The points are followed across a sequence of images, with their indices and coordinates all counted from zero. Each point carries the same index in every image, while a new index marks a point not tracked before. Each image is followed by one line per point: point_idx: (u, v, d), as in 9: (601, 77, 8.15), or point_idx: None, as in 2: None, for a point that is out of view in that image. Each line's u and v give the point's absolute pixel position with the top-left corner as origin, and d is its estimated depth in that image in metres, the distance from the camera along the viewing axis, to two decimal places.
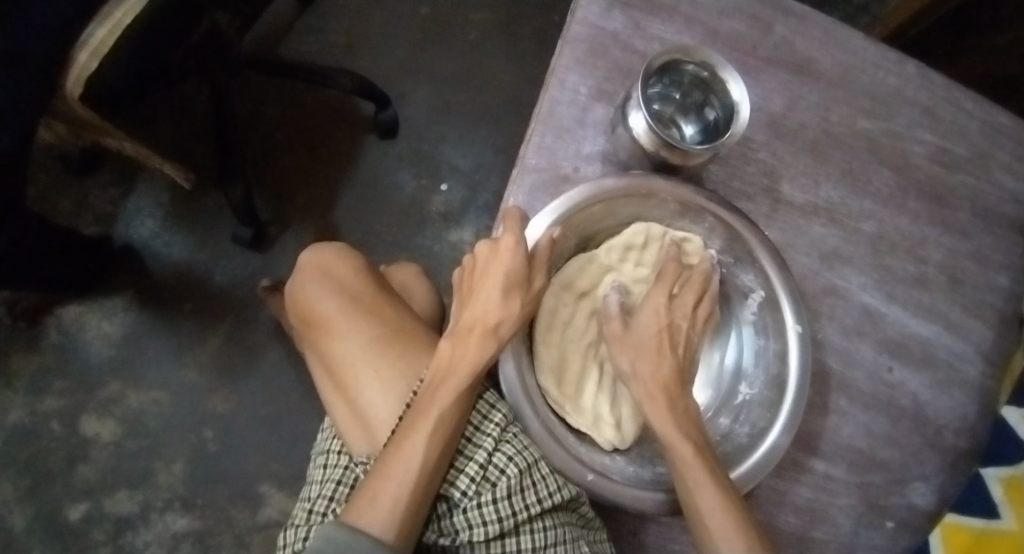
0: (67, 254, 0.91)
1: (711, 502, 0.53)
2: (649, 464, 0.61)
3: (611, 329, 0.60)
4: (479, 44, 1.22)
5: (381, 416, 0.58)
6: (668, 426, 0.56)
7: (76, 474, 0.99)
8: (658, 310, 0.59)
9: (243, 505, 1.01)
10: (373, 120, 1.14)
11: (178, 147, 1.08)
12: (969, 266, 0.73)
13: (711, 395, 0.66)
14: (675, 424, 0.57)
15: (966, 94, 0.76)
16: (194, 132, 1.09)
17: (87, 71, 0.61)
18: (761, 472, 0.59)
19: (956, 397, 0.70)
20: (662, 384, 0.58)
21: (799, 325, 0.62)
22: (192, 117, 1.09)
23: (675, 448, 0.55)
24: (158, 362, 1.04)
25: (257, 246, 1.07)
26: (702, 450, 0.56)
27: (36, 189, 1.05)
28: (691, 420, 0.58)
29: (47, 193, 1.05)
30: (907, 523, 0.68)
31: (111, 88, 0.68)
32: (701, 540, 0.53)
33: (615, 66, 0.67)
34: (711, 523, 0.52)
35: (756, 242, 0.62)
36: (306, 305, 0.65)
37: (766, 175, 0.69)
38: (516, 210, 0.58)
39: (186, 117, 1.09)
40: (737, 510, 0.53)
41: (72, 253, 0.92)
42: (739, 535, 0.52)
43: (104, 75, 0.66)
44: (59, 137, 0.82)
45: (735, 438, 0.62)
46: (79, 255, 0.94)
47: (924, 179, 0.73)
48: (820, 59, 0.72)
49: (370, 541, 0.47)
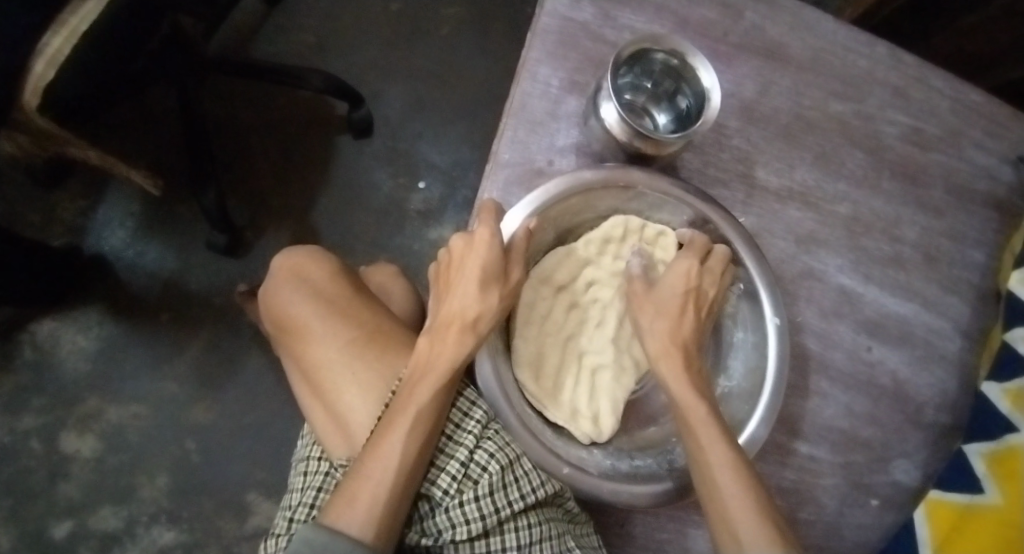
0: (36, 267, 0.89)
1: (721, 458, 0.53)
2: (626, 458, 0.60)
3: (634, 287, 0.61)
4: (452, 39, 1.21)
5: (360, 419, 0.57)
6: (682, 384, 0.57)
7: (58, 492, 0.98)
8: (687, 273, 0.60)
9: (230, 515, 1.00)
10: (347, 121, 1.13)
11: (148, 154, 1.07)
12: (944, 243, 0.74)
13: None
14: (690, 383, 0.58)
15: (936, 74, 0.76)
16: (164, 139, 1.07)
17: (44, 82, 0.59)
18: None
19: (936, 373, 0.71)
20: (681, 343, 0.59)
21: (778, 317, 0.61)
22: (162, 123, 1.08)
23: (688, 404, 0.56)
24: (137, 375, 1.02)
25: (233, 252, 1.05)
26: (716, 411, 0.57)
27: (3, 203, 1.03)
28: (705, 384, 0.59)
29: (14, 206, 1.03)
30: (892, 500, 0.68)
31: (69, 96, 0.66)
32: (709, 499, 0.53)
33: (586, 56, 0.67)
34: (719, 478, 0.53)
35: (733, 233, 0.62)
36: (280, 310, 0.64)
37: (741, 161, 0.69)
38: (491, 203, 0.57)
39: (155, 124, 1.07)
40: (747, 470, 0.54)
41: (42, 265, 0.90)
42: (748, 494, 0.52)
43: (61, 83, 0.64)
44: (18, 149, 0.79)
45: None
46: (49, 268, 0.92)
47: (896, 159, 0.74)
48: (790, 43, 0.72)
49: (347, 543, 0.46)
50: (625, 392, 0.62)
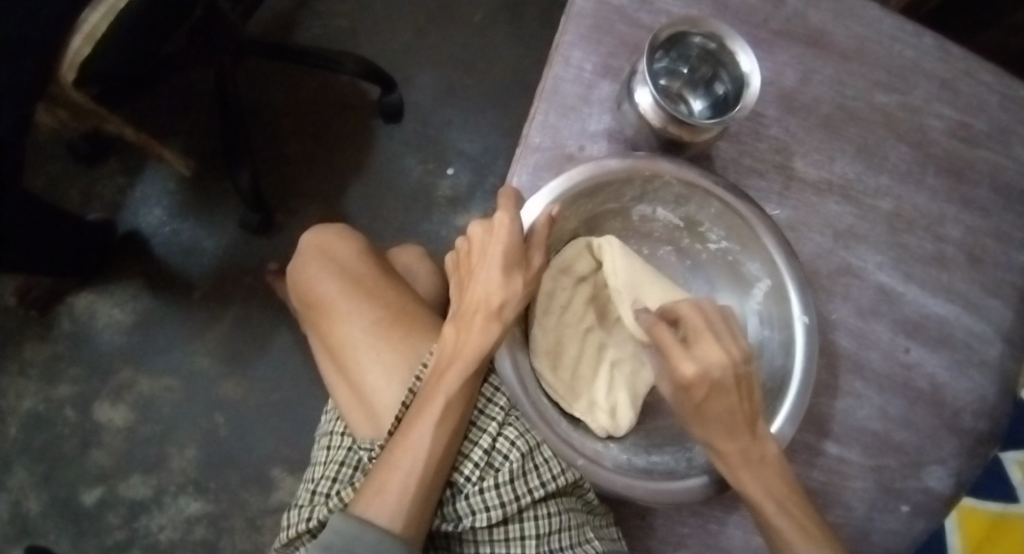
0: (76, 243, 0.91)
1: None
2: (644, 453, 0.59)
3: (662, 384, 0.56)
4: (486, 25, 1.20)
5: (384, 400, 0.57)
6: (745, 483, 0.54)
7: (90, 459, 1.00)
8: (694, 379, 0.52)
9: (255, 489, 1.02)
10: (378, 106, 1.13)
11: (184, 134, 1.08)
12: (989, 244, 0.71)
13: None
14: (756, 481, 0.54)
15: (986, 67, 0.73)
16: (200, 119, 1.09)
17: (79, 57, 0.62)
18: None
19: (974, 378, 0.68)
20: (733, 441, 0.54)
21: (807, 316, 0.59)
22: (198, 102, 1.09)
23: (760, 504, 0.54)
24: (168, 348, 1.04)
25: (263, 233, 1.07)
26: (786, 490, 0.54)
27: (46, 177, 1.05)
28: (773, 464, 0.55)
29: (57, 181, 1.06)
30: (924, 507, 0.66)
31: (100, 75, 0.69)
32: None
33: (621, 41, 0.65)
34: None
35: (764, 230, 0.59)
36: (307, 287, 0.65)
37: (779, 151, 0.67)
38: (511, 190, 0.56)
39: (191, 103, 1.09)
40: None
41: (83, 237, 0.93)
42: None
43: (98, 63, 0.67)
44: (56, 122, 0.82)
45: None
46: (89, 243, 0.95)
47: (942, 154, 0.71)
48: (834, 31, 0.70)
49: (377, 532, 0.47)
50: (643, 387, 0.62)
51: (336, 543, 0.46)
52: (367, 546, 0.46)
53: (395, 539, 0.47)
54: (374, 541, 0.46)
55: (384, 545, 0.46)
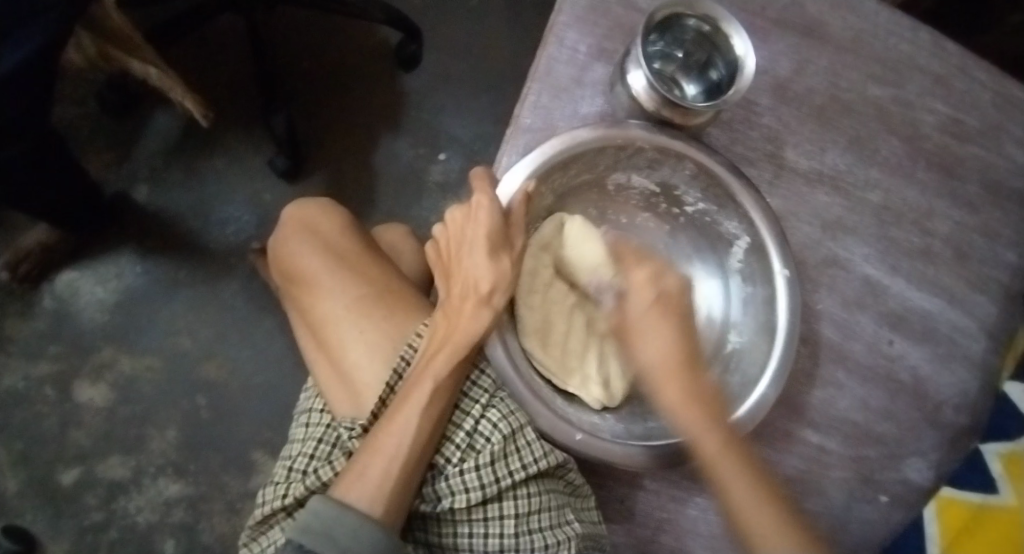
0: (85, 208, 0.92)
1: (735, 484, 0.51)
2: (640, 421, 0.60)
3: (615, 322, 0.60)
4: (481, 11, 1.19)
5: (366, 379, 0.56)
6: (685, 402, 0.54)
7: (68, 438, 0.99)
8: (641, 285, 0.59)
9: (235, 472, 1.01)
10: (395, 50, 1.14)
11: (203, 79, 1.09)
12: (975, 240, 0.71)
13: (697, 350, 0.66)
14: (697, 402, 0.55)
15: (979, 65, 0.73)
16: (211, 73, 1.09)
17: None
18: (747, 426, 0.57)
19: (958, 372, 0.69)
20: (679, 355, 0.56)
21: (786, 268, 0.60)
22: (219, 48, 1.10)
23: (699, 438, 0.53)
24: (151, 327, 1.03)
25: (289, 177, 1.07)
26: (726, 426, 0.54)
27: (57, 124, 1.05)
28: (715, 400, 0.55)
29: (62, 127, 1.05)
30: (903, 498, 0.66)
31: None
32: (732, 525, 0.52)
33: (616, 23, 0.65)
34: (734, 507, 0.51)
35: (740, 189, 0.60)
36: (289, 262, 0.64)
37: (770, 140, 0.67)
38: (483, 170, 0.55)
39: (201, 56, 1.09)
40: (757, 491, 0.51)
41: (89, 201, 0.92)
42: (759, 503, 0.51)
43: None
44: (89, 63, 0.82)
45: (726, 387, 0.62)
46: (97, 206, 0.94)
47: (933, 149, 0.71)
48: (829, 23, 0.70)
49: (356, 518, 0.45)
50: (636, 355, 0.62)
51: (314, 527, 0.44)
52: (346, 531, 0.44)
53: (374, 526, 0.45)
54: (351, 527, 0.45)
55: (362, 532, 0.45)
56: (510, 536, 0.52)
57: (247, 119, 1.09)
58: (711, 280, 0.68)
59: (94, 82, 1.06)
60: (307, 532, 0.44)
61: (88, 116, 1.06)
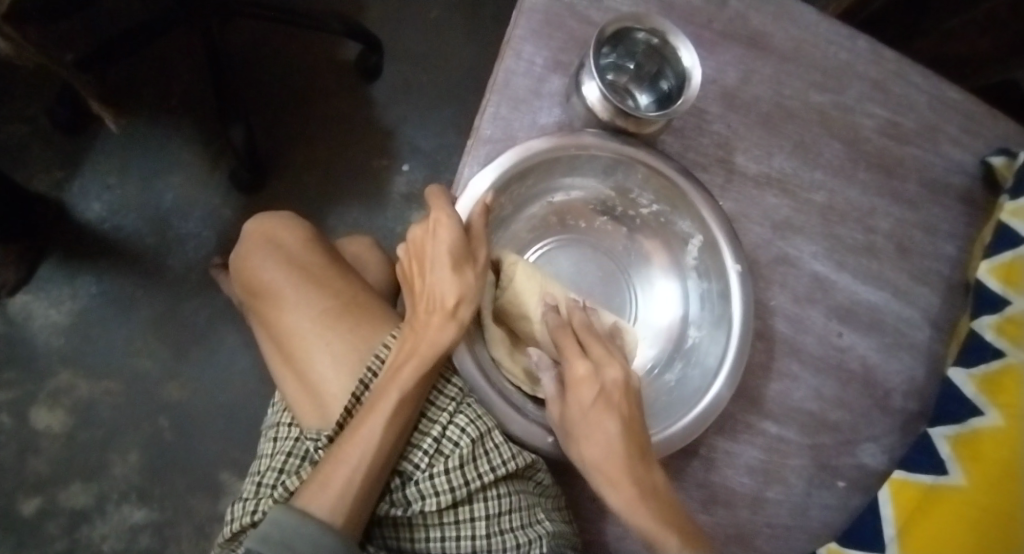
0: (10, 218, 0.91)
1: None
2: None
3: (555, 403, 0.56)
4: (440, 23, 1.21)
5: (334, 392, 0.57)
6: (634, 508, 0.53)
7: (26, 466, 0.97)
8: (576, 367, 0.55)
9: (203, 494, 0.99)
10: (356, 64, 1.15)
11: (157, 96, 1.08)
12: (916, 235, 0.75)
13: (658, 350, 0.69)
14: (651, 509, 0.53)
15: (915, 69, 0.77)
16: (166, 90, 1.08)
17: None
18: (704, 422, 0.60)
19: (903, 360, 0.72)
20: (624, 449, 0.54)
21: (739, 263, 0.63)
22: (173, 63, 1.09)
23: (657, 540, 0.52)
24: (109, 349, 1.01)
25: (248, 191, 1.07)
26: (679, 521, 0.53)
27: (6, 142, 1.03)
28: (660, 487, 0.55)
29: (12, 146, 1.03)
30: (858, 482, 0.69)
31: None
32: None
33: (571, 36, 0.67)
34: None
35: (690, 188, 0.63)
36: (252, 276, 0.64)
37: (720, 146, 0.70)
38: (438, 189, 0.56)
39: (155, 69, 1.08)
40: None
41: None
42: None
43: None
44: None
45: (687, 381, 0.65)
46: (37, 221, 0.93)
47: (873, 150, 0.75)
48: (772, 33, 0.73)
49: (319, 528, 0.47)
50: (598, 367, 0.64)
51: (274, 535, 0.46)
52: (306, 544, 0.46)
53: (332, 533, 0.47)
54: (312, 536, 0.46)
55: (323, 541, 0.47)
56: (480, 536, 0.54)
57: (203, 134, 1.08)
58: (670, 284, 0.70)
59: (45, 98, 1.05)
60: (264, 541, 0.45)
61: (39, 135, 1.04)
